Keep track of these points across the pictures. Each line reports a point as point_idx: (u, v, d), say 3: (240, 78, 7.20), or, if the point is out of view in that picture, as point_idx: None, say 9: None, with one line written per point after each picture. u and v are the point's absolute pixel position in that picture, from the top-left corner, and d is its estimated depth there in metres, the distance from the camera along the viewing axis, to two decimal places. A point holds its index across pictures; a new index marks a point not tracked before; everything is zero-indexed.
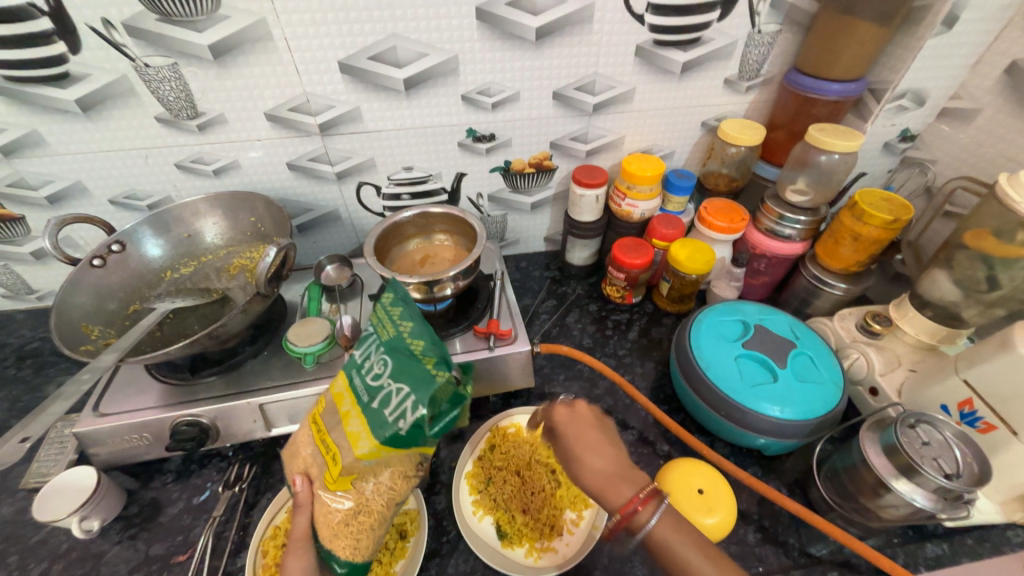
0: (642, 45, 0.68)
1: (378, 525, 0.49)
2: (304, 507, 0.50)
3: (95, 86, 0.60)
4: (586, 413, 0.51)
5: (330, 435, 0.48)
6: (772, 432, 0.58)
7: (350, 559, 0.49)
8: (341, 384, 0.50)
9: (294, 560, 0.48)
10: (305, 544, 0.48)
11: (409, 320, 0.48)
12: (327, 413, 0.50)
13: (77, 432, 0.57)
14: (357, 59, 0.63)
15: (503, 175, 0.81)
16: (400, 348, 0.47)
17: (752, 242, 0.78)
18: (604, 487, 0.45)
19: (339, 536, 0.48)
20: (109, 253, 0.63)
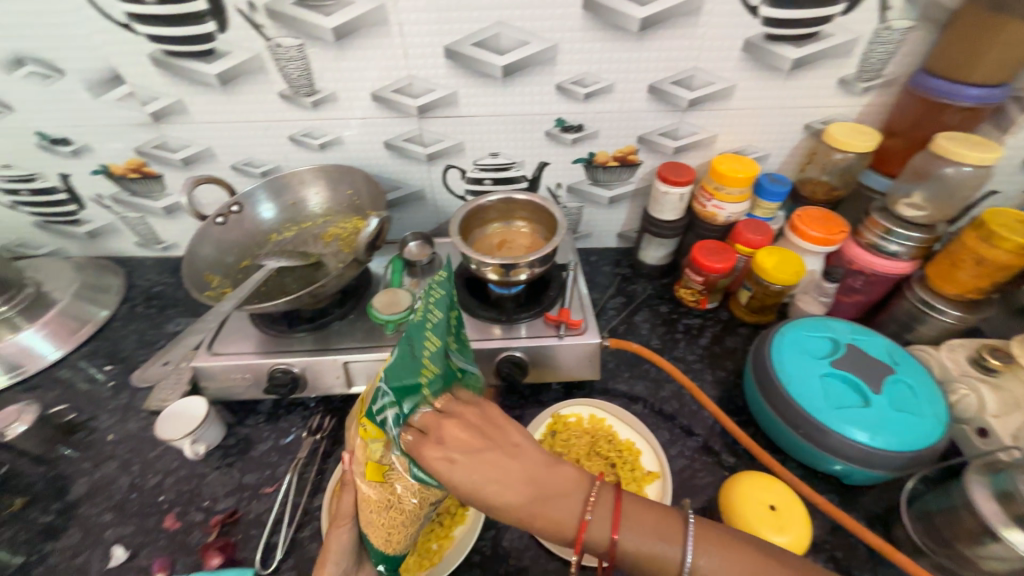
0: (751, 39, 0.65)
1: (409, 522, 0.49)
2: (349, 487, 0.52)
3: (233, 62, 0.67)
4: (467, 428, 0.43)
5: (364, 422, 0.50)
6: (857, 459, 0.54)
7: (383, 549, 0.49)
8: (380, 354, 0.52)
9: (335, 538, 0.50)
10: (346, 523, 0.51)
11: (438, 314, 0.46)
12: (369, 393, 0.53)
13: (194, 366, 0.65)
14: (462, 45, 0.66)
15: (585, 166, 0.81)
16: (410, 341, 0.45)
17: (848, 256, 0.72)
18: (532, 515, 0.39)
19: (373, 525, 0.49)
20: (230, 212, 0.71)
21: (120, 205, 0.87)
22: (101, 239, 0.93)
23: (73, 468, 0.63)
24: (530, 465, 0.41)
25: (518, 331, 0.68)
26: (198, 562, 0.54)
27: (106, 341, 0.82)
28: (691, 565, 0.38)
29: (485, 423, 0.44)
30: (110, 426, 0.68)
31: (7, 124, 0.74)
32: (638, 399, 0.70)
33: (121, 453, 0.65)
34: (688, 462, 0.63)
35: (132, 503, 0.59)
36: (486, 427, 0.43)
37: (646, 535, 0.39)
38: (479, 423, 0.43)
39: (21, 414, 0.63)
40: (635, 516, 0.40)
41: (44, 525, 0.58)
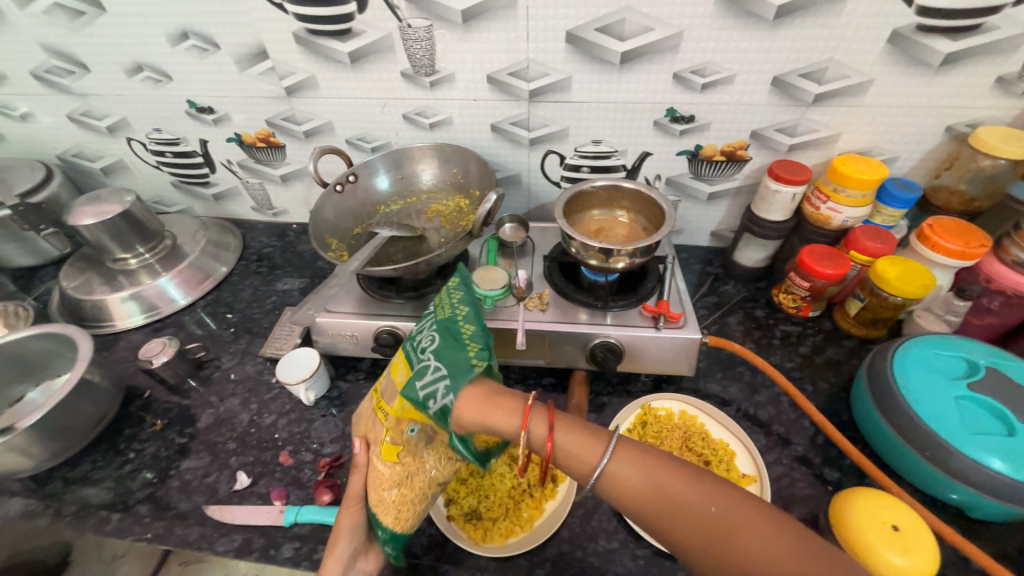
0: (899, 31, 0.61)
1: (420, 499, 0.51)
2: (359, 469, 0.53)
3: (365, 42, 0.72)
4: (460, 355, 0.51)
5: (386, 405, 0.53)
6: (996, 491, 0.50)
7: (393, 528, 0.50)
8: (397, 354, 0.56)
9: (345, 517, 0.51)
10: (356, 504, 0.52)
11: (465, 305, 0.53)
12: (385, 383, 0.55)
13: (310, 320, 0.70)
14: (585, 30, 0.66)
15: (689, 159, 0.79)
16: (450, 328, 0.51)
17: (986, 272, 0.66)
18: (485, 411, 0.45)
19: (383, 504, 0.50)
20: (347, 182, 0.76)
21: (244, 171, 0.95)
22: (225, 202, 1.03)
23: (202, 400, 0.71)
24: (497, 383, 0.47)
25: (603, 320, 0.67)
26: (309, 496, 0.59)
27: (226, 293, 0.91)
28: (606, 468, 0.40)
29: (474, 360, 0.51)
30: (231, 366, 0.76)
31: (165, 92, 0.84)
32: (731, 400, 0.68)
33: (241, 391, 0.72)
34: (786, 470, 0.60)
35: (252, 437, 0.66)
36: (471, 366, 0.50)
37: (571, 438, 0.42)
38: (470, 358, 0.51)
39: (165, 346, 0.70)
40: (569, 426, 0.43)
41: (180, 445, 0.66)
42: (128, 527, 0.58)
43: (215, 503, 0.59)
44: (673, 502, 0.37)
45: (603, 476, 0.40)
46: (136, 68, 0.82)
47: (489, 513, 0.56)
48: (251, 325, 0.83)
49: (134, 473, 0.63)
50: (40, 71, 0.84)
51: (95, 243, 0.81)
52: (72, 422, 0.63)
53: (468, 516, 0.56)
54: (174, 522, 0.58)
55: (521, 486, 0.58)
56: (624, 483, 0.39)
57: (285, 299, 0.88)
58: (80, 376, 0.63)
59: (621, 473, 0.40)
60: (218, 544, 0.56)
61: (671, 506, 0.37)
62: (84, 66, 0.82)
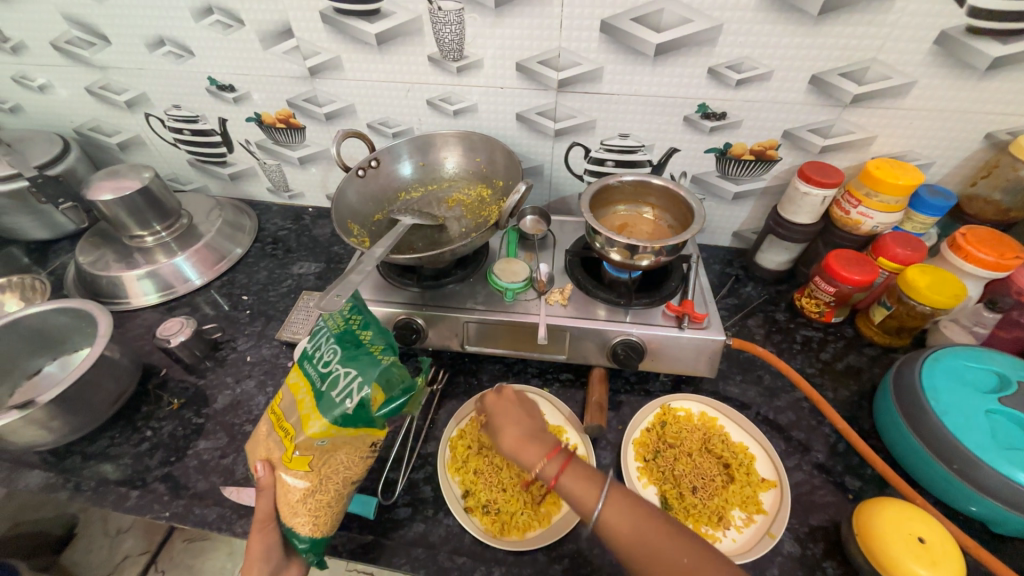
0: (948, 32, 0.59)
1: (337, 501, 0.52)
2: (265, 491, 0.51)
3: (394, 23, 0.70)
4: (509, 397, 0.53)
5: (287, 421, 0.52)
6: (1023, 505, 0.49)
7: (313, 534, 0.51)
8: (292, 377, 0.55)
9: (258, 540, 0.49)
10: (267, 525, 0.50)
11: (359, 315, 0.56)
12: (283, 402, 0.54)
13: None
14: (621, 19, 0.64)
15: (717, 157, 0.77)
16: (349, 338, 0.54)
17: (1018, 286, 0.64)
18: (515, 452, 0.48)
19: (299, 514, 0.50)
20: (369, 167, 0.75)
21: (262, 151, 0.94)
22: (241, 182, 1.02)
23: (218, 381, 0.71)
24: (532, 428, 0.49)
25: (621, 317, 0.67)
26: None
27: (241, 274, 0.90)
28: (599, 512, 0.42)
29: (523, 399, 0.54)
30: (247, 348, 0.75)
31: (186, 68, 0.82)
32: (750, 404, 0.67)
33: (258, 374, 0.71)
34: (806, 476, 0.60)
35: None
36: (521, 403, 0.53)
37: (578, 484, 0.44)
38: (521, 399, 0.54)
39: (183, 326, 0.70)
40: (571, 468, 0.45)
41: (196, 425, 0.66)
42: (146, 504, 0.58)
43: (233, 485, 0.59)
44: (657, 552, 0.40)
45: (595, 519, 0.42)
46: (158, 42, 0.80)
47: (506, 506, 0.56)
48: (267, 308, 0.82)
49: (152, 451, 0.63)
50: (61, 41, 0.83)
51: (113, 219, 0.80)
52: (91, 397, 0.63)
53: (484, 509, 0.57)
54: (192, 501, 0.58)
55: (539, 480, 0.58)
56: (617, 528, 0.42)
57: (300, 283, 0.87)
58: (100, 352, 0.63)
59: (614, 516, 0.42)
60: (237, 525, 0.56)
61: (656, 556, 0.40)
62: (105, 38, 0.81)
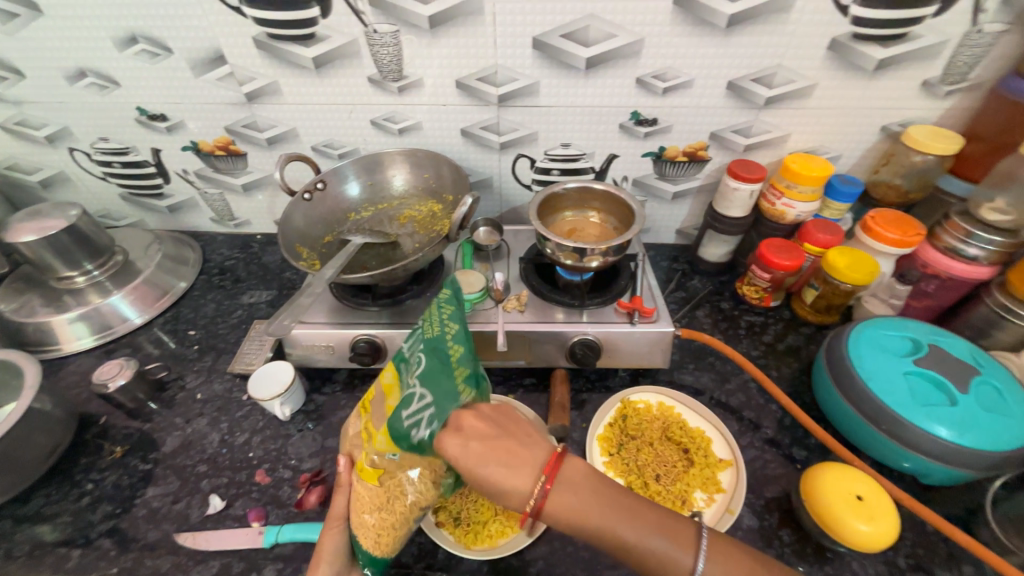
0: (838, 39, 0.66)
1: (401, 524, 0.50)
2: (343, 488, 0.54)
3: (330, 47, 0.70)
4: (486, 436, 0.44)
5: (371, 424, 0.53)
6: (944, 456, 0.54)
7: (372, 551, 0.50)
8: (387, 372, 0.54)
9: (328, 539, 0.51)
10: (340, 524, 0.52)
11: (456, 323, 0.50)
12: (373, 401, 0.54)
13: (298, 332, 0.67)
14: (551, 36, 0.68)
15: (654, 160, 0.82)
16: (438, 350, 0.48)
17: (923, 259, 0.72)
18: (550, 510, 0.41)
19: (365, 527, 0.50)
20: (315, 189, 0.74)
21: (201, 181, 0.91)
22: (181, 213, 0.98)
23: (166, 423, 0.67)
24: (541, 458, 0.43)
25: (578, 318, 0.69)
26: (291, 514, 0.57)
27: (186, 309, 0.86)
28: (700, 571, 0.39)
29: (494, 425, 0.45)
30: (196, 386, 0.72)
31: (113, 99, 0.79)
32: (703, 390, 0.71)
33: (210, 411, 0.68)
34: (758, 452, 0.64)
35: (223, 458, 0.63)
36: (505, 426, 0.45)
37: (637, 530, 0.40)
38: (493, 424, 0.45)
39: (122, 368, 0.66)
40: (632, 515, 0.40)
41: (144, 472, 0.62)
42: (90, 563, 0.54)
43: (188, 531, 0.56)
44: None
45: None
46: (79, 74, 0.77)
47: (478, 516, 0.56)
48: (216, 341, 0.79)
49: (94, 505, 0.59)
50: None
51: (37, 261, 0.75)
52: (20, 455, 0.58)
53: (455, 521, 0.56)
54: (142, 553, 0.55)
55: None
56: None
57: (251, 313, 0.84)
58: (28, 405, 0.59)
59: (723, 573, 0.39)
60: (194, 572, 0.53)
61: None
62: (18, 72, 0.77)
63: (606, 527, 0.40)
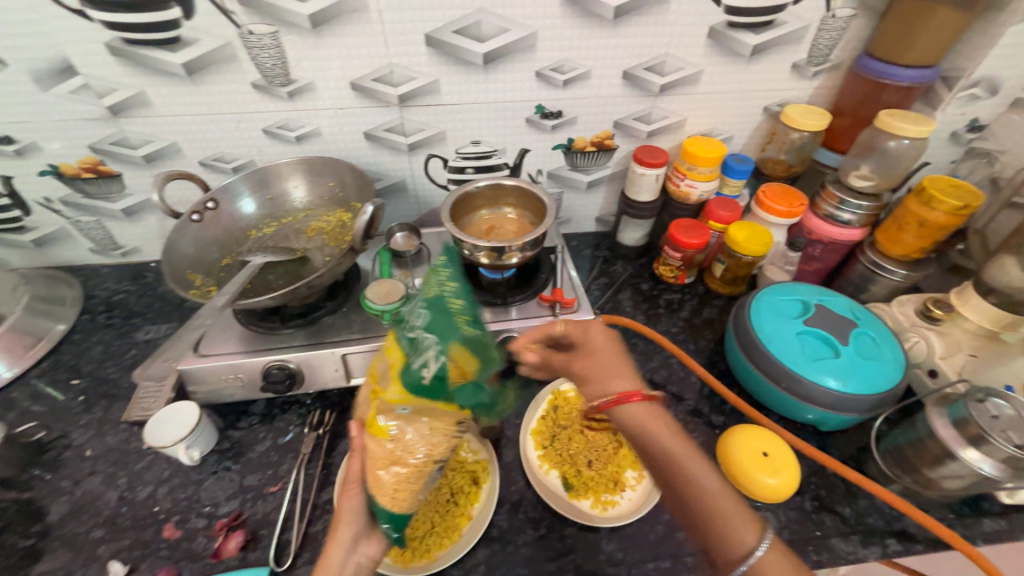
0: (715, 27, 0.70)
1: (418, 478, 0.46)
2: (357, 452, 0.50)
3: (201, 51, 0.64)
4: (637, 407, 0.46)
5: (378, 380, 0.51)
6: (834, 404, 0.60)
7: (390, 509, 0.46)
8: (388, 339, 0.52)
9: (348, 500, 0.48)
10: (355, 486, 0.49)
11: (452, 281, 0.51)
12: (380, 362, 0.52)
13: (180, 369, 0.61)
14: (442, 32, 0.66)
15: (564, 152, 0.83)
16: (438, 301, 0.49)
17: (808, 226, 0.79)
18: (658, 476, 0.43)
19: (382, 483, 0.46)
20: (206, 209, 0.68)
21: (72, 209, 0.81)
22: (52, 247, 0.86)
23: (50, 489, 0.59)
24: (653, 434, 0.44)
25: (503, 316, 0.69)
26: (208, 566, 0.53)
27: (66, 355, 0.76)
28: (760, 555, 0.37)
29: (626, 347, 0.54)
30: (86, 442, 0.64)
31: None
32: None
33: (103, 467, 0.61)
34: (682, 424, 0.67)
35: (123, 517, 0.56)
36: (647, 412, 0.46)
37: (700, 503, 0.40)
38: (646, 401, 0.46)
39: None
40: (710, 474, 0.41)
41: (25, 549, 0.54)
42: None
43: None
44: None
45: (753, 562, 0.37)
46: None
47: (413, 533, 0.54)
48: (107, 387, 0.70)
49: None
50: None
51: None
52: None
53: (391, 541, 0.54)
54: None
55: (444, 495, 0.57)
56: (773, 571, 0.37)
57: (148, 350, 0.76)
58: None
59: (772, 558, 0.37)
60: None
61: None
62: None
63: (697, 476, 0.41)
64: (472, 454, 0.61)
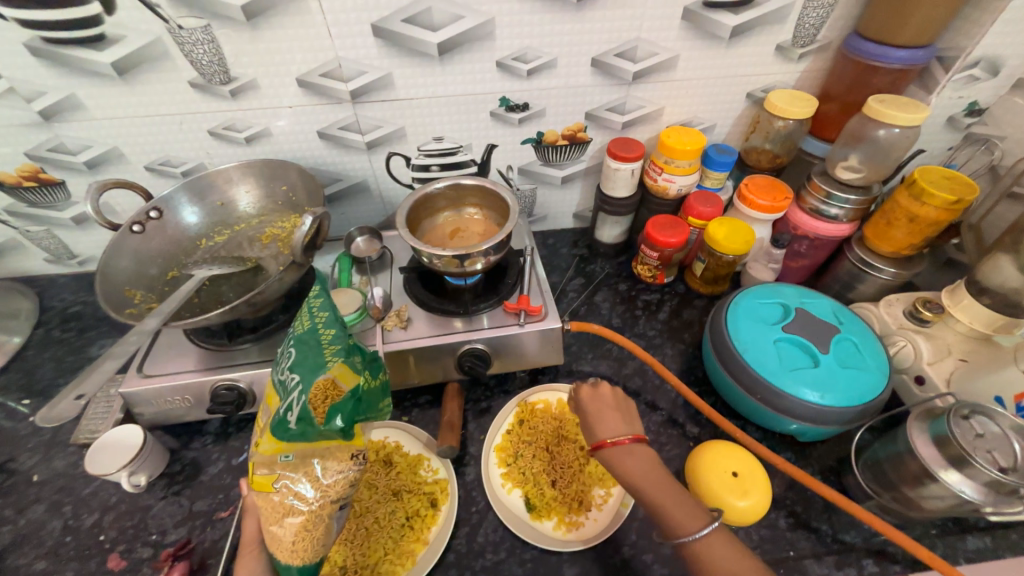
0: (690, 8, 0.64)
1: (318, 525, 0.47)
2: (252, 513, 0.50)
3: (130, 49, 0.59)
4: (606, 397, 0.53)
5: (260, 430, 0.50)
6: (812, 417, 0.56)
7: (293, 562, 0.46)
8: (269, 387, 0.52)
9: (244, 565, 0.47)
10: (253, 549, 0.48)
11: (325, 311, 0.51)
12: (264, 413, 0.52)
13: (124, 392, 0.58)
14: (390, 21, 0.61)
15: (535, 147, 0.79)
16: (309, 339, 0.49)
17: (793, 222, 0.74)
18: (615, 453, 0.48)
19: (280, 538, 0.47)
20: (148, 219, 0.64)
21: (18, 219, 0.77)
22: (4, 258, 0.82)
23: None
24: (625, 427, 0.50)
25: (466, 326, 0.65)
26: None
27: (17, 372, 0.73)
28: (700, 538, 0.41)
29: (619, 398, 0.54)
30: (33, 466, 0.61)
31: None
32: (603, 378, 0.71)
33: (49, 494, 0.59)
34: (654, 436, 0.64)
35: (68, 547, 0.54)
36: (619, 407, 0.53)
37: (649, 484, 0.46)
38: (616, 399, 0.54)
39: None
40: (672, 488, 0.45)
41: None
42: None
43: None
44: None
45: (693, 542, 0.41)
46: None
47: (365, 561, 0.52)
48: None
49: None
50: None
51: None
52: None
53: (341, 570, 0.52)
54: None
55: (399, 519, 0.55)
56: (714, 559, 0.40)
57: None
58: None
59: (715, 549, 0.40)
60: None
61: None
62: None
63: (648, 472, 0.46)
64: (432, 473, 0.59)
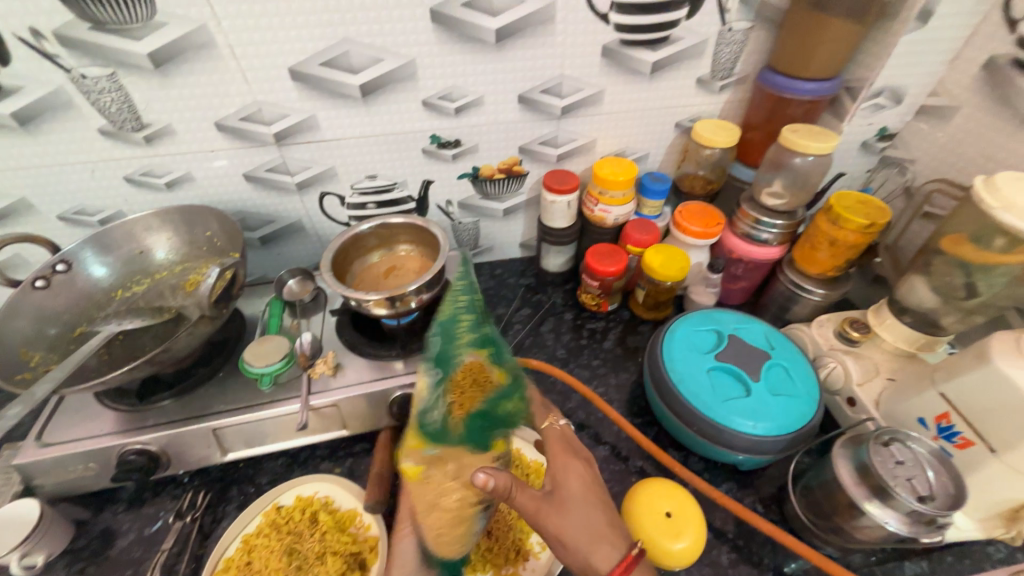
0: (609, 45, 0.66)
1: (462, 522, 0.47)
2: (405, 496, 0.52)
3: (28, 99, 0.56)
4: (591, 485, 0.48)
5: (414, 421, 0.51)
6: (748, 448, 0.56)
7: (439, 553, 0.47)
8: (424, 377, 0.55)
9: (401, 542, 0.51)
10: (407, 527, 0.51)
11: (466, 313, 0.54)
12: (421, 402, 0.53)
13: (18, 464, 0.53)
14: (308, 65, 0.60)
15: (472, 181, 0.78)
16: (451, 336, 0.53)
17: (728, 246, 0.75)
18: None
19: (431, 529, 0.47)
20: (54, 273, 0.61)
21: None
22: None
23: None
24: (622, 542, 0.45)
25: (397, 369, 0.63)
26: None
27: None
28: None
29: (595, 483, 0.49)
30: None
31: None
32: None
33: None
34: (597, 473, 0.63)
35: None
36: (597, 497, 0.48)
37: None
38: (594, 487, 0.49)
39: None
40: None
41: None
42: None
43: None
44: None
45: None
46: None
47: None
48: None
49: None
50: None
51: None
52: None
53: None
54: None
55: None
56: None
57: None
58: None
59: None
60: None
61: None
62: None
63: None
64: (362, 531, 0.56)
